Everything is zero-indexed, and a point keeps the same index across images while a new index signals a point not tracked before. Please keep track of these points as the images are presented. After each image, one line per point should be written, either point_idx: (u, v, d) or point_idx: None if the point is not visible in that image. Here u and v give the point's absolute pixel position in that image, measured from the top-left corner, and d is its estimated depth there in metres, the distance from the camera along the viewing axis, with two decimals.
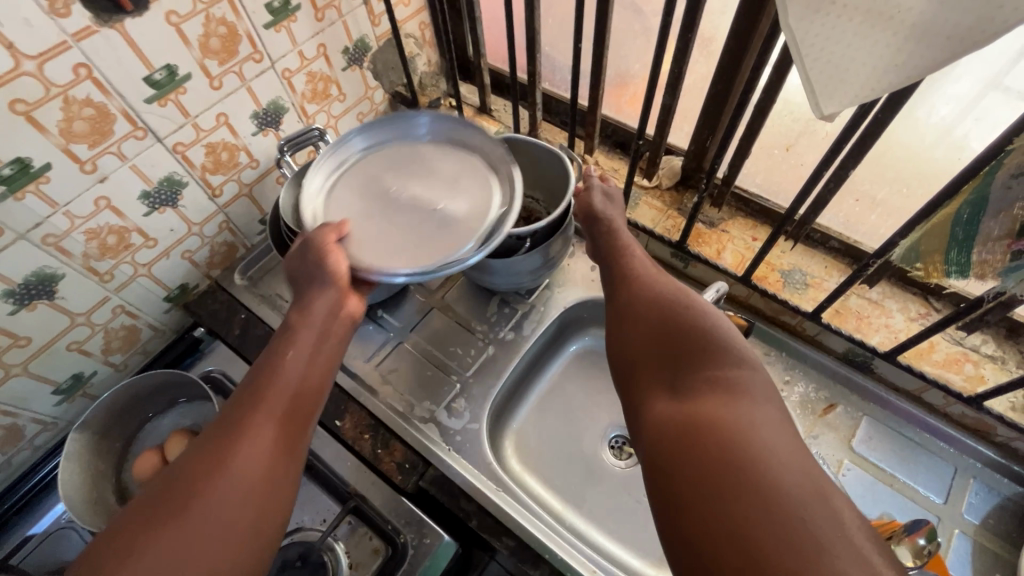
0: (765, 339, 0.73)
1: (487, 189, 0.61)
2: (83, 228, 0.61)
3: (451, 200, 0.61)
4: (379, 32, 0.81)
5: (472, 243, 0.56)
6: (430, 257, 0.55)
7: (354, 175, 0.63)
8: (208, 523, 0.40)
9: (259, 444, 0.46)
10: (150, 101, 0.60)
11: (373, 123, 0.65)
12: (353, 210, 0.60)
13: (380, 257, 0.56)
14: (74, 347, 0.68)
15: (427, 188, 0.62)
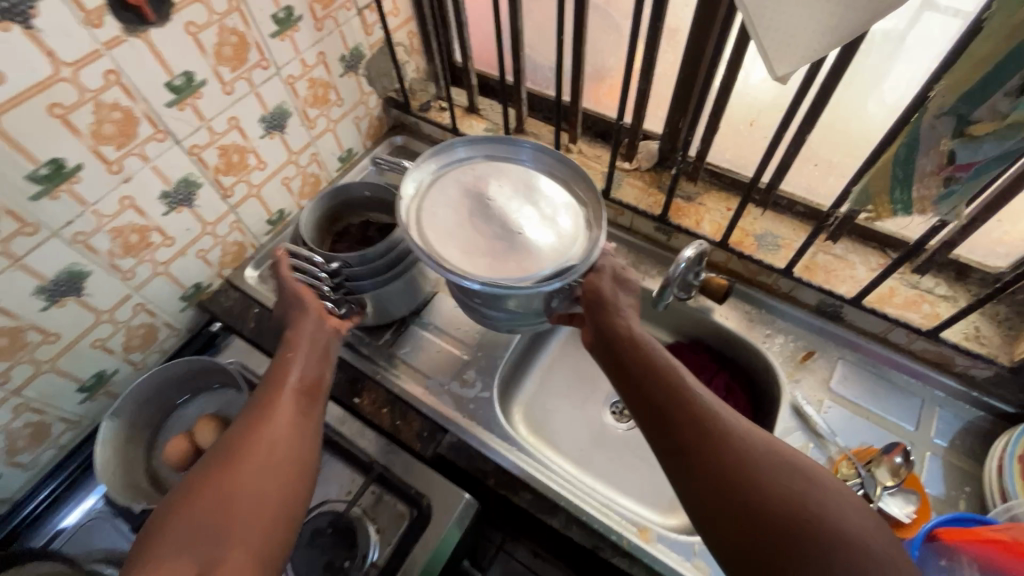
0: (745, 298, 0.80)
1: (574, 224, 0.62)
2: (109, 226, 0.65)
3: (540, 228, 0.61)
4: (372, 41, 0.88)
5: (550, 269, 0.57)
6: (506, 269, 0.57)
7: (448, 177, 0.65)
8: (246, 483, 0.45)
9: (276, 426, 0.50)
10: (170, 105, 0.65)
11: (482, 137, 0.67)
12: (437, 211, 0.62)
13: (458, 258, 0.58)
14: (98, 344, 0.70)
15: (517, 205, 0.63)
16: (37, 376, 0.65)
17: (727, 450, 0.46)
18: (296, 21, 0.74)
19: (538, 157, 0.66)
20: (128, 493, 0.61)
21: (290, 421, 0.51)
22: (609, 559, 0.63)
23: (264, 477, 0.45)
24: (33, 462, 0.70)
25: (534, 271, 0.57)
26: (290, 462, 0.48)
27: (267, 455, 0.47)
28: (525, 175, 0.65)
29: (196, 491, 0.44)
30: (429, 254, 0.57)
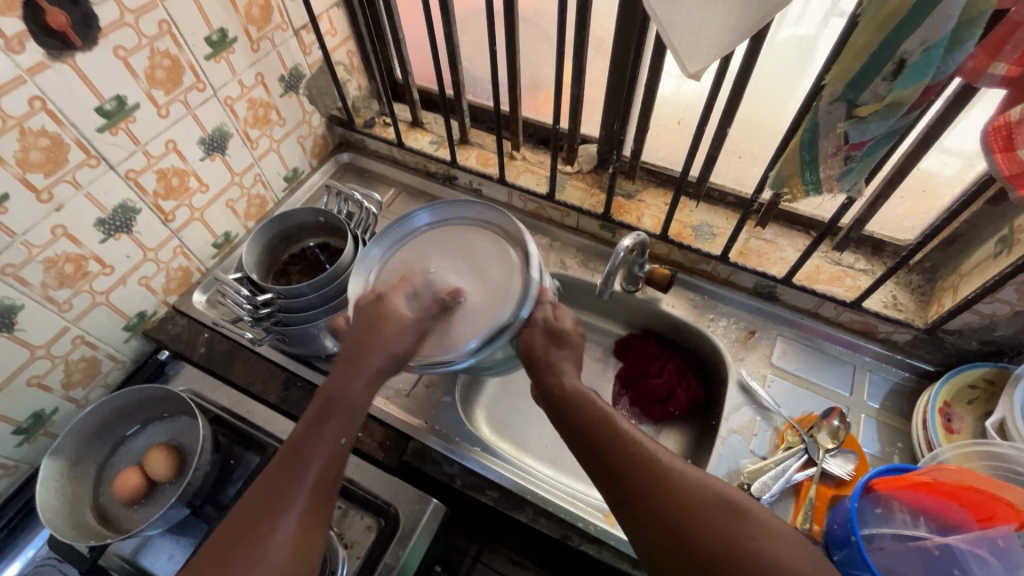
0: (688, 286, 0.85)
1: (508, 262, 0.61)
2: (41, 257, 0.63)
3: (479, 279, 0.61)
4: (311, 61, 0.89)
5: (505, 315, 0.57)
6: (463, 335, 0.57)
7: (396, 258, 0.65)
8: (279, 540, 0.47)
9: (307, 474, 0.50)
10: (101, 130, 0.63)
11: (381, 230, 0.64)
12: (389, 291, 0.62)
13: (436, 342, 0.58)
14: (34, 382, 0.67)
15: (458, 265, 0.63)
16: None
17: (654, 470, 0.47)
18: (231, 43, 0.74)
19: (435, 215, 0.67)
20: (74, 531, 0.59)
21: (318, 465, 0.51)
22: (578, 547, 0.64)
23: (273, 559, 0.46)
24: None
25: (493, 321, 0.57)
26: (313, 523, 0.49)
27: (272, 557, 0.45)
28: (445, 236, 0.66)
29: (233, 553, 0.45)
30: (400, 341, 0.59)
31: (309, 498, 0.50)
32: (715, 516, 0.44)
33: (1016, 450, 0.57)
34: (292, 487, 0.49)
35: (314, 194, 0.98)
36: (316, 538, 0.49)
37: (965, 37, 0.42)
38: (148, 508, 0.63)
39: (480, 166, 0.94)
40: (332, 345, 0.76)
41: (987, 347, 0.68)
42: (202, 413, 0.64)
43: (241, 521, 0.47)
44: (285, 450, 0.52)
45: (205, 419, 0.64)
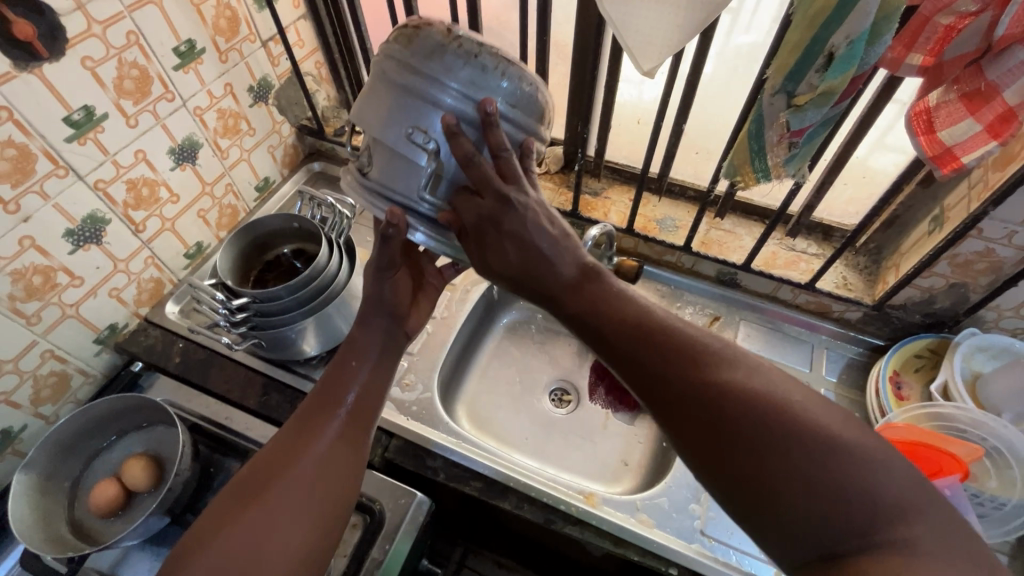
0: (655, 277, 0.89)
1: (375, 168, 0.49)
2: (8, 269, 0.62)
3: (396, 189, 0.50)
4: (280, 71, 0.90)
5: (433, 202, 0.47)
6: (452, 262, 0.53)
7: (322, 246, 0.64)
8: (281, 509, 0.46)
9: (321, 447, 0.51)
10: (70, 140, 0.63)
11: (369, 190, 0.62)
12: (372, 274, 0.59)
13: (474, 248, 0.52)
14: (2, 399, 0.66)
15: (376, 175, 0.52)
16: None
17: (729, 393, 0.40)
18: (199, 54, 0.75)
19: None
20: (50, 545, 0.58)
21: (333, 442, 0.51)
22: (562, 530, 0.66)
23: (272, 524, 0.46)
24: None
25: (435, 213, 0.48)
26: (325, 496, 0.49)
27: (276, 519, 0.46)
28: None
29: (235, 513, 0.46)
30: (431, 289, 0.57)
31: (323, 470, 0.50)
32: (801, 443, 0.37)
33: (958, 411, 0.63)
34: (301, 455, 0.50)
35: (287, 203, 0.99)
36: (351, 456, 0.52)
37: (883, 32, 0.47)
38: (124, 519, 0.62)
39: None
40: (310, 348, 0.77)
41: (928, 319, 0.74)
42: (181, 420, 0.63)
43: (251, 483, 0.49)
44: (302, 419, 0.53)
45: (185, 428, 0.64)
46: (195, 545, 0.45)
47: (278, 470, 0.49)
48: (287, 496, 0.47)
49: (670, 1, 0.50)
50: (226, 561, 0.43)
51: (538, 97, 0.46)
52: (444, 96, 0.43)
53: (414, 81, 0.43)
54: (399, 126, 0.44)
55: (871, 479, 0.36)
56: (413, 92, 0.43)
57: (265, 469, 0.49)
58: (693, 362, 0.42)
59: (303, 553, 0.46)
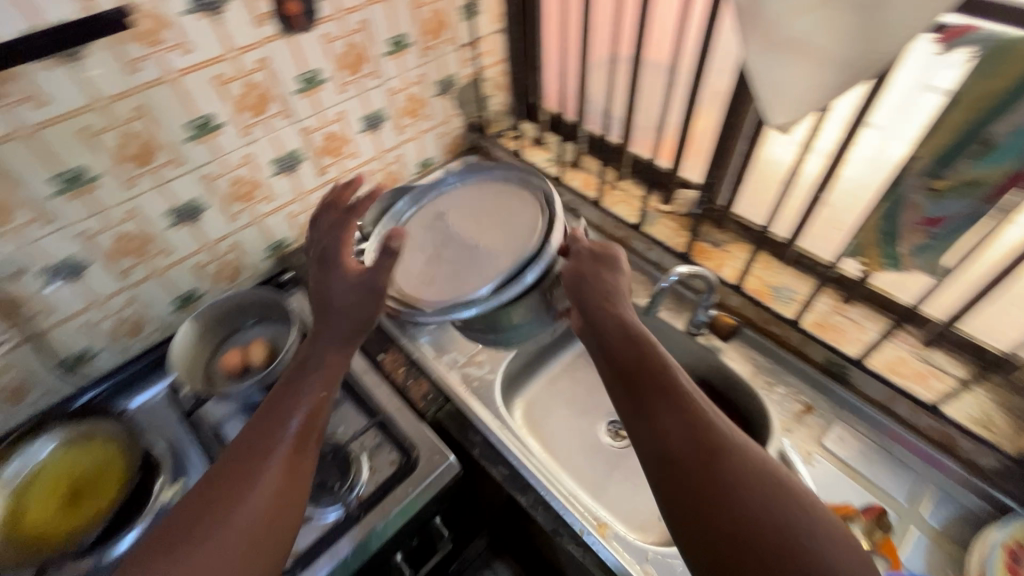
0: (753, 344, 0.83)
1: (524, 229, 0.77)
2: (230, 176, 0.82)
3: (487, 246, 0.78)
4: (465, 73, 1.05)
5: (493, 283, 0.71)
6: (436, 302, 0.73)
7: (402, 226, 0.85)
8: (226, 542, 0.46)
9: (267, 480, 0.50)
10: (296, 92, 0.83)
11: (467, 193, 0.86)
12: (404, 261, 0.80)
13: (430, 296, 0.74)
14: (196, 268, 0.87)
15: (482, 232, 0.80)
16: (146, 281, 0.82)
17: (720, 452, 0.46)
18: (406, 47, 0.92)
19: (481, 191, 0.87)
20: (190, 376, 0.80)
21: (278, 472, 0.51)
22: (565, 546, 0.67)
23: (218, 557, 0.45)
24: (123, 350, 0.86)
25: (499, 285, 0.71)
26: (270, 529, 0.48)
27: (224, 549, 0.46)
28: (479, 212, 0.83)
29: (163, 555, 0.45)
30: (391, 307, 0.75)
31: (276, 497, 0.50)
32: (776, 516, 0.42)
33: None
34: (243, 485, 0.49)
35: None
36: (297, 480, 0.52)
37: None
38: None
39: (582, 188, 1.02)
40: None
41: None
42: (296, 332, 0.78)
43: (185, 517, 0.47)
44: (238, 449, 0.52)
45: (301, 333, 0.79)
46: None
47: (222, 501, 0.48)
48: (233, 521, 0.47)
49: (815, 59, 0.50)
50: None
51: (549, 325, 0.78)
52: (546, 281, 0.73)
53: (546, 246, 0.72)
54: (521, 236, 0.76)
55: (852, 568, 0.39)
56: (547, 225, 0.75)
57: (208, 500, 0.48)
58: (704, 430, 0.47)
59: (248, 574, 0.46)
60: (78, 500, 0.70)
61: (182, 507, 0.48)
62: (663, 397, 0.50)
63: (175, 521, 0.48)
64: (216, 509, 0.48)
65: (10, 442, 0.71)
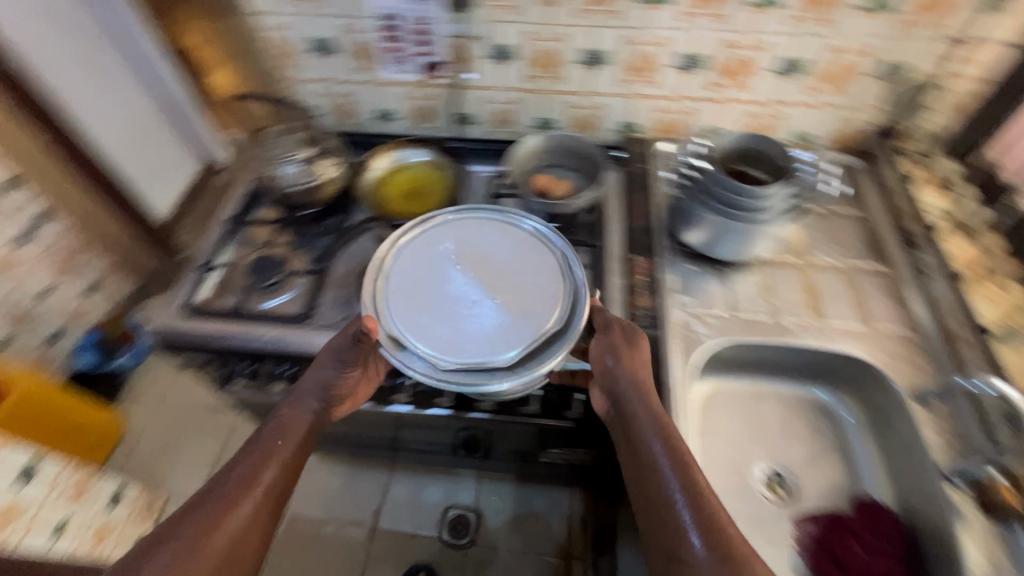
0: (1013, 551, 0.65)
1: (548, 287, 0.74)
2: (641, 48, 0.92)
3: (502, 295, 0.73)
4: (928, 71, 0.89)
5: (512, 349, 0.67)
6: (441, 352, 0.67)
7: (391, 247, 0.78)
8: (224, 532, 0.60)
9: (254, 497, 0.64)
10: (745, 4, 0.84)
11: (467, 216, 0.82)
12: (395, 279, 0.74)
13: (418, 338, 0.68)
14: (567, 105, 1.04)
15: (499, 277, 0.75)
16: (534, 92, 1.03)
17: (714, 534, 0.58)
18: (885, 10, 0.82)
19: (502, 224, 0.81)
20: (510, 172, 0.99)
21: (269, 486, 0.65)
22: None
23: (218, 544, 0.60)
24: (489, 130, 1.11)
25: (495, 360, 0.67)
26: (256, 528, 0.62)
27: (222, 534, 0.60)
28: (487, 253, 0.78)
29: (171, 535, 0.59)
30: (383, 333, 0.69)
31: (262, 501, 0.64)
32: None
33: None
34: (242, 492, 0.64)
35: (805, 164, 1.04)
36: (279, 492, 0.66)
37: None
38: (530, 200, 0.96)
39: (954, 257, 0.87)
40: (694, 236, 0.90)
41: None
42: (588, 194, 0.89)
43: (201, 513, 0.61)
44: (235, 463, 0.67)
45: (594, 196, 0.91)
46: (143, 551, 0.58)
47: (222, 506, 0.62)
48: (230, 519, 0.61)
49: None
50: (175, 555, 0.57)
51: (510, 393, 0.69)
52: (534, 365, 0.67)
53: (573, 319, 0.70)
54: (547, 292, 0.73)
55: None
56: (578, 291, 0.73)
57: (212, 501, 0.62)
58: (704, 509, 0.60)
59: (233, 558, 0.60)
60: (413, 196, 0.98)
61: (192, 502, 0.63)
62: (676, 475, 0.63)
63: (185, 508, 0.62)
64: (219, 510, 0.61)
65: (413, 140, 1.04)
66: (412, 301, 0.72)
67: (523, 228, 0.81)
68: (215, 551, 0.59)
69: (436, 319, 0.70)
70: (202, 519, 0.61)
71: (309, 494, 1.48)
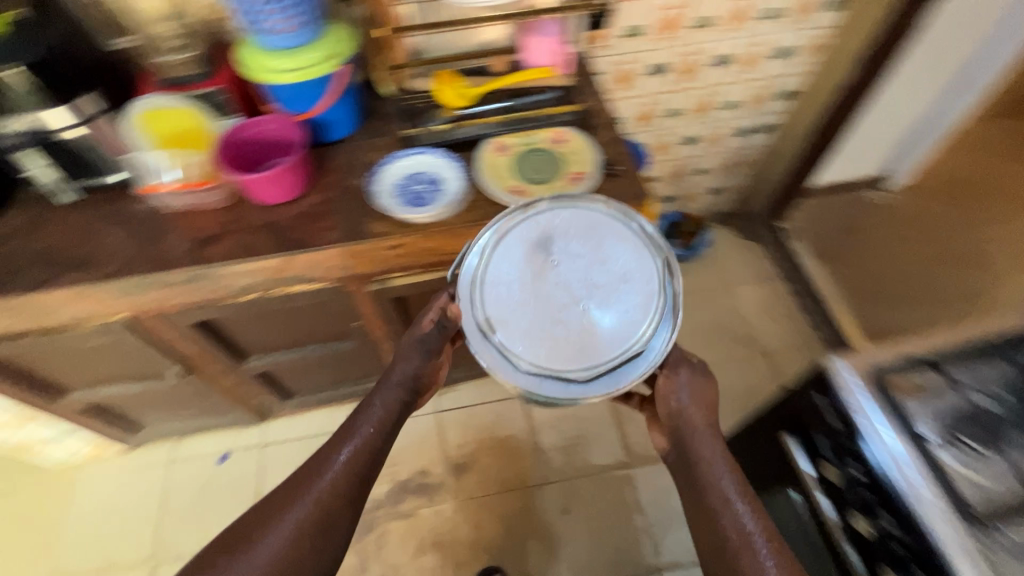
0: None
1: (637, 304, 0.80)
2: None
3: (595, 303, 0.80)
4: None
5: (596, 363, 0.77)
6: (521, 354, 0.78)
7: (505, 227, 0.84)
8: (312, 510, 0.78)
9: (337, 484, 0.81)
10: None
11: (563, 203, 0.86)
12: (489, 273, 0.82)
13: (509, 336, 0.79)
14: None
15: (591, 276, 0.82)
16: None
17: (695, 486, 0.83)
18: None
19: (575, 217, 0.85)
20: None
21: (355, 474, 0.82)
22: None
23: (311, 528, 0.77)
24: None
25: (579, 365, 0.77)
26: (343, 511, 0.80)
27: (311, 522, 0.78)
28: (594, 242, 0.83)
29: (282, 506, 0.79)
30: (484, 338, 0.79)
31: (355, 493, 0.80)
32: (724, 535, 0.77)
33: None
34: (326, 477, 0.81)
35: None
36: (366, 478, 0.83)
37: None
38: None
39: None
40: None
41: None
42: None
43: (306, 493, 0.80)
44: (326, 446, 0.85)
45: None
46: (256, 522, 0.78)
47: (306, 489, 0.80)
48: (314, 506, 0.79)
49: None
50: (294, 525, 0.77)
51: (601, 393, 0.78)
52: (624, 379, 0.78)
53: (645, 336, 0.78)
54: (634, 296, 0.81)
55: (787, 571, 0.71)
56: (670, 305, 0.81)
57: (297, 485, 0.81)
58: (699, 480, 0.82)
59: (329, 534, 0.78)
60: None
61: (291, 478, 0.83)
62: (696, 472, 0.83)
63: (283, 490, 0.82)
64: (315, 488, 0.80)
65: None
66: (518, 300, 0.80)
67: (592, 206, 0.85)
68: (314, 530, 0.77)
69: (516, 310, 0.80)
70: (302, 493, 0.80)
71: (653, 482, 1.46)
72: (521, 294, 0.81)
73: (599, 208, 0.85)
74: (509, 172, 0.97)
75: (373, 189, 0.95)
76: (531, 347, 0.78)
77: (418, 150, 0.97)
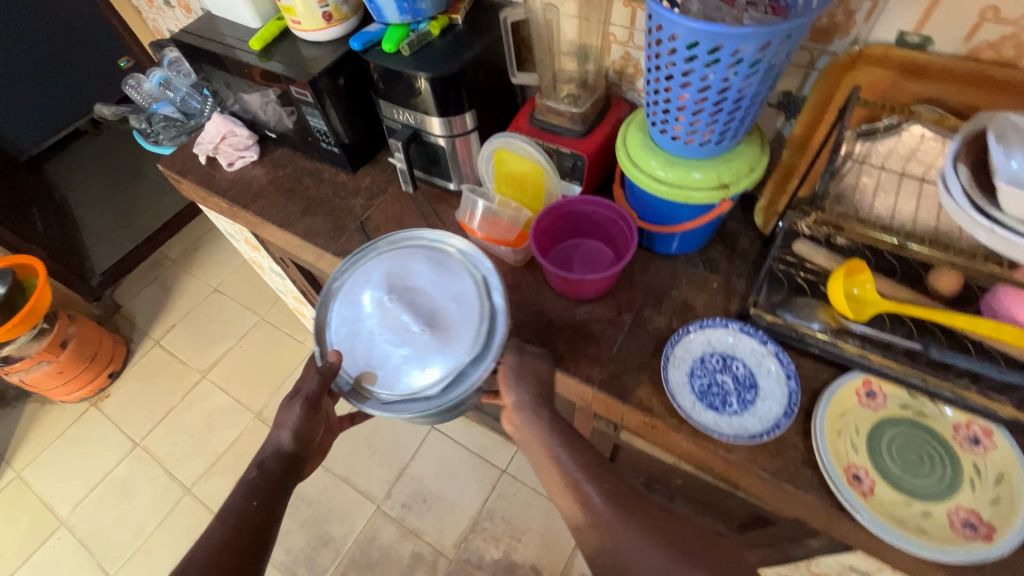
0: None
1: (468, 313, 0.71)
2: None
3: (422, 318, 0.70)
4: None
5: (435, 377, 0.67)
6: (377, 382, 0.68)
7: (342, 294, 0.75)
8: None
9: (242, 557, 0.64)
10: None
11: (391, 238, 0.79)
12: (340, 332, 0.72)
13: (354, 366, 0.70)
14: None
15: (416, 298, 0.72)
16: None
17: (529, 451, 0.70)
18: None
19: (387, 259, 0.77)
20: None
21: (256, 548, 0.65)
22: None
23: None
24: None
25: (415, 382, 0.67)
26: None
27: None
28: (409, 271, 0.75)
29: None
30: (340, 378, 0.69)
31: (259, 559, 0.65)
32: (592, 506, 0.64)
33: None
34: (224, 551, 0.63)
35: None
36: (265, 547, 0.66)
37: None
38: None
39: None
40: None
41: None
42: None
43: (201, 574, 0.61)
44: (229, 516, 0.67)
45: None
46: None
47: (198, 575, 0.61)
48: None
49: None
50: None
51: (461, 394, 0.67)
52: (474, 373, 0.68)
53: (486, 337, 0.70)
54: (455, 306, 0.72)
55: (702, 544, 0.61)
56: (496, 313, 0.72)
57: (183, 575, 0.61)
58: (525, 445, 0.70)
59: None
60: None
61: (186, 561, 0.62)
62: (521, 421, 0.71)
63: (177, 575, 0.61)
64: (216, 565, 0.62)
65: None
66: (354, 338, 0.71)
67: (420, 235, 0.79)
68: None
69: (360, 342, 0.71)
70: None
71: None
72: (356, 330, 0.71)
73: (426, 240, 0.79)
74: (857, 436, 0.66)
75: (673, 341, 0.74)
76: (378, 376, 0.68)
77: (764, 337, 0.72)
